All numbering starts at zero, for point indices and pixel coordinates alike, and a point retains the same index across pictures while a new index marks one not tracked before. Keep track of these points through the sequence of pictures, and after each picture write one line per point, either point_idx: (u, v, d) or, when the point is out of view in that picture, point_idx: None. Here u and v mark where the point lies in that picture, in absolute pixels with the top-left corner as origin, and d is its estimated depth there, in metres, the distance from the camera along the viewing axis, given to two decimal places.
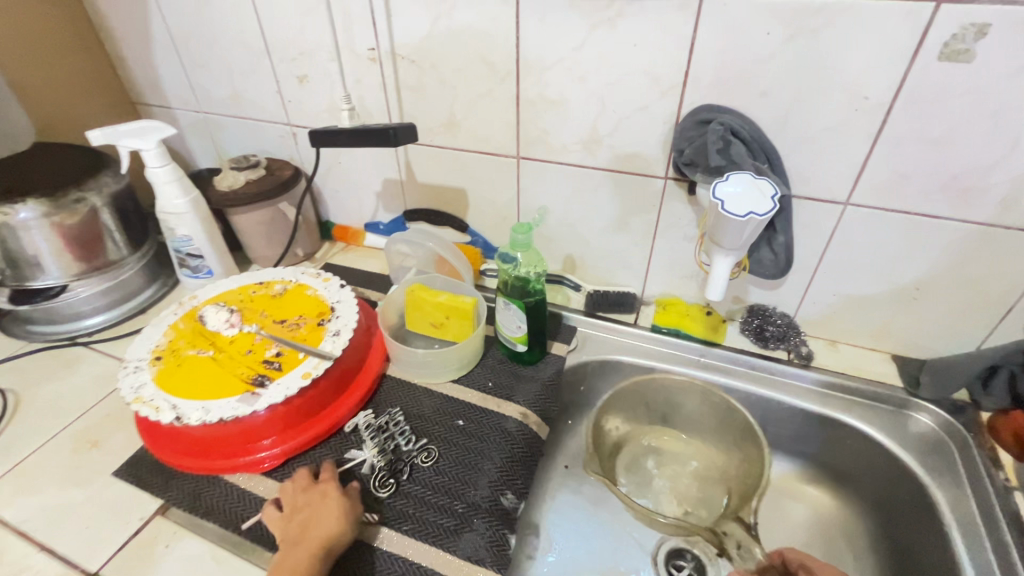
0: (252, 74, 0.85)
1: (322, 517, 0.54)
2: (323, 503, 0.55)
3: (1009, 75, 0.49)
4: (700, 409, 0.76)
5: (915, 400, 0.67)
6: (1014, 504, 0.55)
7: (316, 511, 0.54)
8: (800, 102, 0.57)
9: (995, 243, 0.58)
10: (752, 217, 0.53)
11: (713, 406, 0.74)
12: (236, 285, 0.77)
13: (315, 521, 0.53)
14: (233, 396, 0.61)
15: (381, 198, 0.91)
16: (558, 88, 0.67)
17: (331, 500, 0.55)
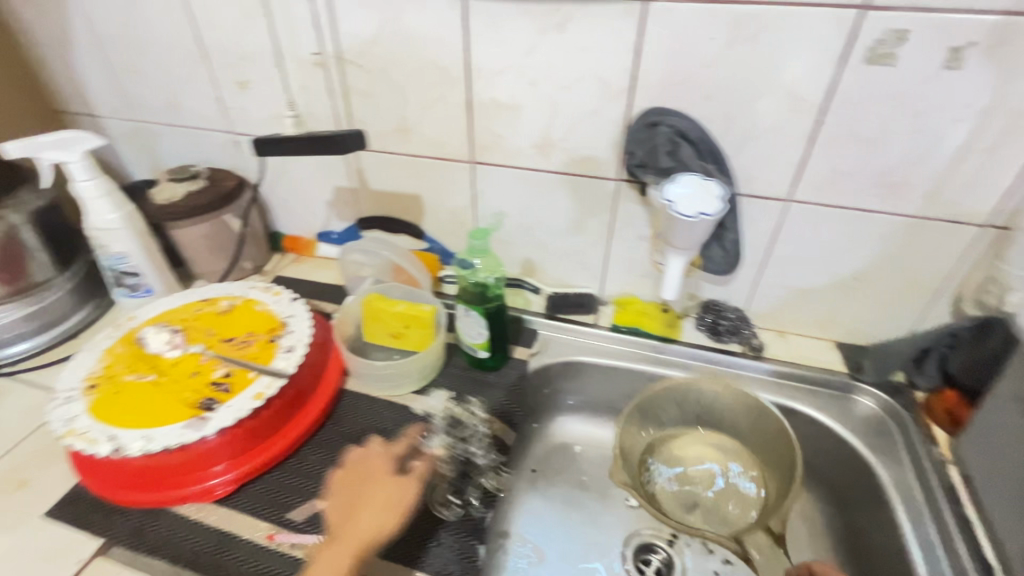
0: (188, 80, 0.80)
1: (371, 511, 0.54)
2: (376, 496, 0.55)
3: (929, 77, 0.53)
4: (734, 410, 0.68)
5: (857, 384, 0.70)
6: (949, 477, 0.59)
7: (366, 503, 0.55)
8: (743, 104, 0.59)
9: (923, 234, 0.62)
10: (702, 217, 0.57)
11: (749, 408, 0.67)
12: (178, 303, 0.73)
13: (364, 513, 0.54)
14: (178, 422, 0.57)
15: (332, 206, 0.89)
16: (509, 93, 0.67)
17: (384, 493, 0.55)
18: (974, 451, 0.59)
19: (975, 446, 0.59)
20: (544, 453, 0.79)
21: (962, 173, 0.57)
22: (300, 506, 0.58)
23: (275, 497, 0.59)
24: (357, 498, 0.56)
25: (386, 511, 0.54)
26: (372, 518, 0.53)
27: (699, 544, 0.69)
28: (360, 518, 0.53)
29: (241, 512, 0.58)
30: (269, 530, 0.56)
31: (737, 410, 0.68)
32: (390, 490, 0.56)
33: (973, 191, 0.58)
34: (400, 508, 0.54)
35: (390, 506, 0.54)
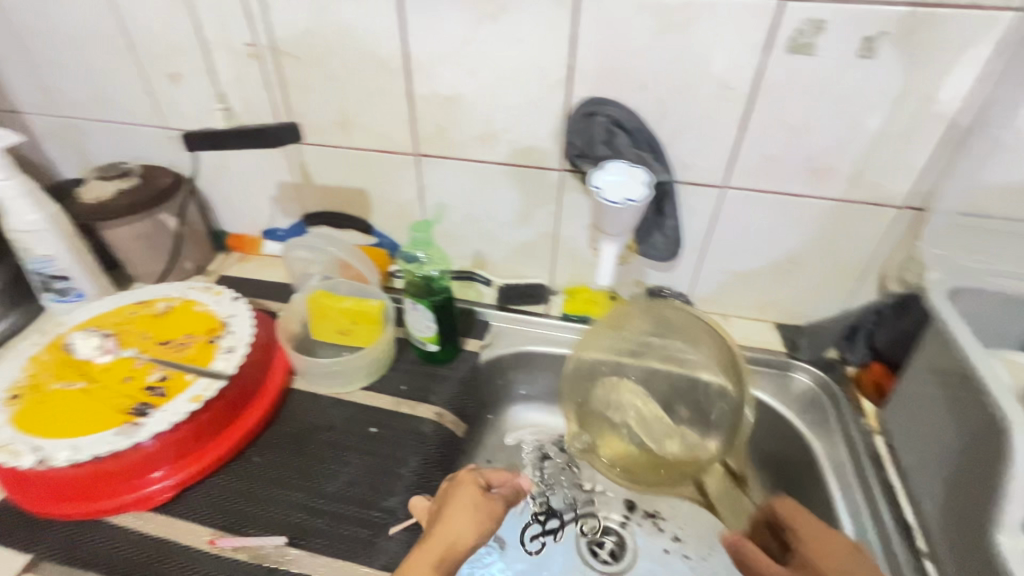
0: (114, 73, 0.77)
1: (464, 520, 0.49)
2: (471, 504, 0.50)
3: (846, 66, 0.55)
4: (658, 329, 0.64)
5: (796, 362, 0.72)
6: (875, 445, 0.63)
7: (456, 509, 0.50)
8: (676, 94, 0.61)
9: (848, 217, 0.65)
10: (627, 203, 0.58)
11: (667, 320, 0.63)
12: (111, 306, 0.70)
13: (452, 520, 0.49)
14: (109, 429, 0.55)
15: (276, 202, 0.86)
16: (449, 84, 0.66)
17: (476, 504, 0.50)
18: (897, 422, 0.62)
19: (897, 417, 0.62)
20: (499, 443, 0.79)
21: (880, 157, 0.60)
22: (242, 509, 0.57)
23: (217, 501, 0.57)
24: (452, 500, 0.51)
25: (476, 526, 0.49)
26: (462, 529, 0.48)
27: (649, 523, 0.71)
28: (448, 524, 0.48)
29: (180, 518, 0.56)
30: (210, 535, 0.54)
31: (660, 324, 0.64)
32: (484, 503, 0.51)
33: (891, 174, 0.61)
34: (487, 525, 0.50)
35: (480, 522, 0.49)
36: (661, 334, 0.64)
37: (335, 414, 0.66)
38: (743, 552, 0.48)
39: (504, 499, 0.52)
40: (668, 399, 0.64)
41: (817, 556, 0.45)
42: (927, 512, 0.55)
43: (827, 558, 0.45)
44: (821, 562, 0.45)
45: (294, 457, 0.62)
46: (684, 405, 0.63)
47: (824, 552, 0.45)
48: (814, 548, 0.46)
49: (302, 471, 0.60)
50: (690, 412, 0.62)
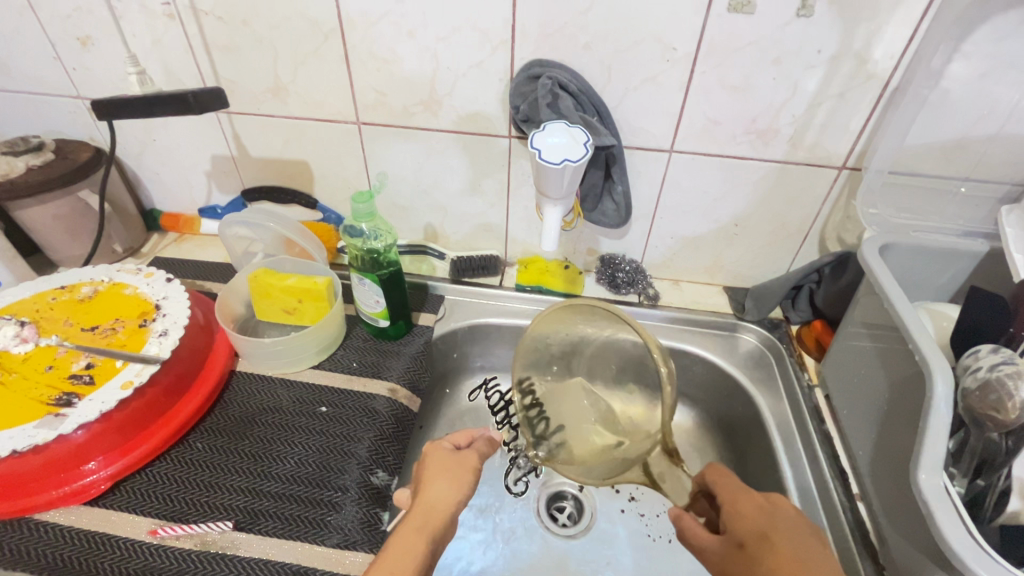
0: (14, 35, 0.69)
1: (440, 484, 0.48)
2: (443, 467, 0.50)
3: (785, 25, 0.55)
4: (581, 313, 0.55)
5: (742, 323, 0.76)
6: (815, 398, 0.66)
7: (431, 476, 0.49)
8: (621, 55, 0.60)
9: (790, 179, 0.67)
10: (566, 164, 0.54)
11: (586, 305, 0.53)
12: (29, 292, 0.64)
13: (428, 487, 0.48)
14: (31, 422, 0.51)
15: (211, 177, 0.81)
16: (388, 46, 0.63)
17: (448, 466, 0.50)
18: (833, 377, 0.64)
19: (832, 371, 0.65)
20: (457, 416, 0.79)
21: (818, 117, 0.61)
22: (184, 497, 0.54)
23: (156, 491, 0.55)
24: (426, 469, 0.50)
25: (453, 485, 0.49)
26: (441, 491, 0.48)
27: (609, 487, 0.72)
28: (426, 490, 0.48)
29: (117, 510, 0.53)
30: (152, 525, 0.52)
31: (584, 312, 0.54)
32: (455, 462, 0.51)
33: (829, 134, 0.62)
34: (466, 481, 0.49)
35: (457, 480, 0.49)
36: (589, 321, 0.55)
37: (282, 397, 0.64)
38: (682, 525, 0.49)
39: (477, 454, 0.53)
40: (618, 379, 0.54)
41: (733, 520, 0.47)
42: (858, 457, 0.58)
43: (740, 519, 0.46)
44: (736, 524, 0.46)
45: (239, 441, 0.60)
46: (632, 384, 0.53)
47: (739, 512, 0.47)
48: (728, 511, 0.47)
49: (250, 455, 0.58)
50: (641, 390, 0.52)
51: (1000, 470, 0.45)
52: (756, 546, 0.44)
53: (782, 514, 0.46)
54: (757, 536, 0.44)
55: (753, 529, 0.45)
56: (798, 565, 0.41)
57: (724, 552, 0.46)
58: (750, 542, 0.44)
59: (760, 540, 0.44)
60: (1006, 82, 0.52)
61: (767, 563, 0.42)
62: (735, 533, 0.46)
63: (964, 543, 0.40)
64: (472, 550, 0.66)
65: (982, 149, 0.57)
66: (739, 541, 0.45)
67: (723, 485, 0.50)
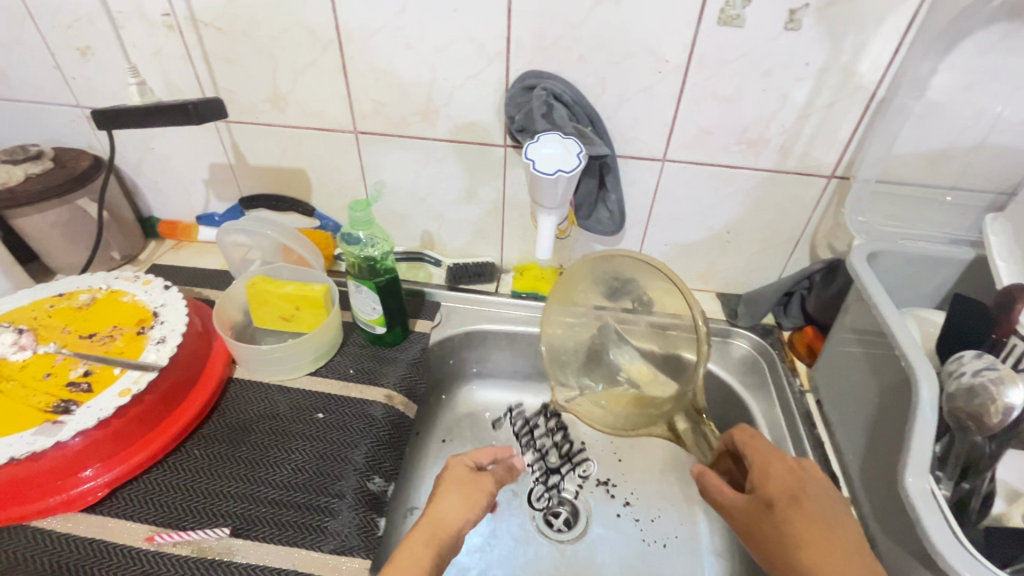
0: (15, 45, 0.70)
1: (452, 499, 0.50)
2: (459, 483, 0.52)
3: (774, 38, 0.56)
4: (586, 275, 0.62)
5: (735, 329, 0.76)
6: (807, 403, 0.67)
7: (447, 490, 0.51)
8: (614, 67, 0.61)
9: (781, 188, 0.68)
10: (560, 174, 0.56)
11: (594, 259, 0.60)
12: (27, 299, 0.65)
13: (441, 501, 0.50)
14: (28, 429, 0.52)
15: (210, 185, 0.82)
16: (386, 58, 0.64)
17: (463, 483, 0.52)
18: (824, 382, 0.65)
19: (823, 376, 0.66)
20: (454, 422, 0.80)
21: (807, 128, 0.62)
22: (181, 503, 0.54)
23: (153, 497, 0.55)
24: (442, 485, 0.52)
25: (464, 502, 0.50)
26: (452, 506, 0.49)
27: (603, 492, 0.72)
28: (438, 504, 0.49)
29: (114, 516, 0.53)
30: (149, 532, 0.52)
31: (586, 266, 0.62)
32: (473, 482, 0.52)
33: (818, 144, 0.63)
34: (477, 503, 0.50)
35: (470, 498, 0.50)
36: (609, 273, 0.61)
37: (279, 403, 0.65)
38: (708, 485, 0.50)
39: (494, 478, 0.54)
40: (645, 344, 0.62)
41: (762, 480, 0.48)
42: (849, 461, 0.59)
43: (771, 480, 0.47)
44: (765, 485, 0.47)
45: (235, 448, 0.60)
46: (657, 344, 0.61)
47: (769, 475, 0.48)
48: (759, 472, 0.48)
49: (246, 461, 0.59)
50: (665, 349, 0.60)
51: (985, 472, 0.46)
52: (787, 507, 0.45)
53: (813, 480, 0.47)
54: (788, 498, 0.45)
55: (785, 491, 0.46)
56: (825, 530, 0.43)
57: (748, 510, 0.47)
58: (781, 503, 0.45)
59: (792, 502, 0.45)
60: (989, 95, 0.54)
61: (794, 524, 0.43)
62: (764, 493, 0.47)
63: (950, 544, 0.41)
64: (468, 557, 0.66)
65: (967, 159, 0.58)
66: (767, 501, 0.46)
67: (755, 446, 0.50)
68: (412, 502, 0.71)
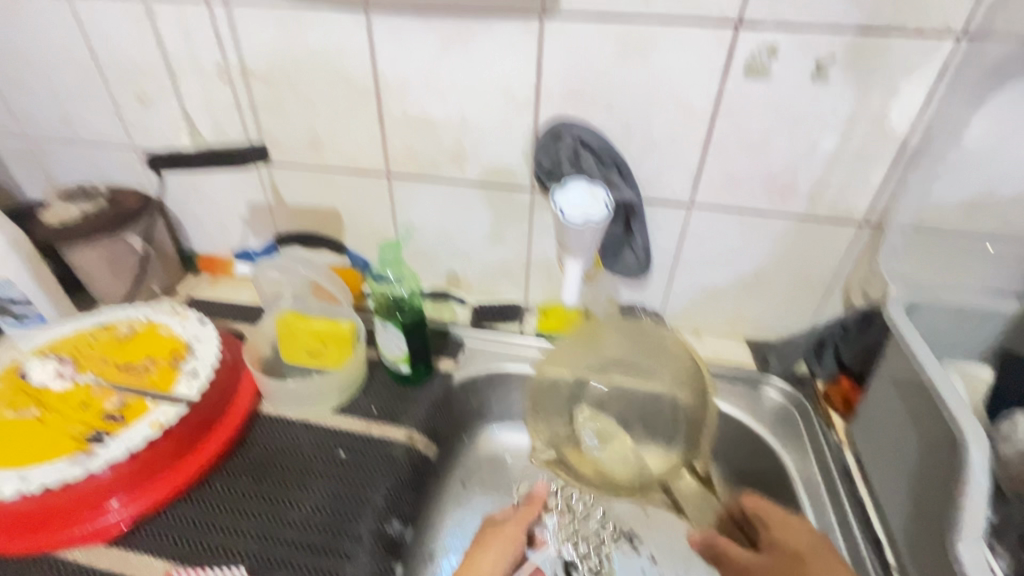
0: (83, 95, 0.76)
1: (487, 551, 0.61)
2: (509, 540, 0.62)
3: (800, 89, 0.57)
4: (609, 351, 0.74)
5: (767, 377, 0.74)
6: (844, 459, 0.64)
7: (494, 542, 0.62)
8: (641, 116, 0.62)
9: (810, 235, 0.67)
10: (588, 223, 0.57)
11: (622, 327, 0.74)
12: (72, 329, 0.68)
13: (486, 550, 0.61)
14: (61, 459, 0.53)
15: (248, 223, 0.85)
16: (419, 105, 0.67)
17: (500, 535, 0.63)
18: (862, 436, 0.63)
19: (862, 431, 0.63)
20: (474, 465, 0.78)
21: (837, 176, 0.62)
22: (201, 540, 0.55)
23: (174, 532, 0.55)
24: (481, 537, 0.63)
25: (500, 553, 0.61)
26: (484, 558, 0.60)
27: (628, 546, 0.70)
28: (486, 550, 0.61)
29: (135, 551, 0.54)
30: (166, 569, 0.53)
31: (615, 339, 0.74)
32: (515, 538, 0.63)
33: (849, 192, 0.63)
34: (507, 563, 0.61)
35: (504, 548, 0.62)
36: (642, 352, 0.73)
37: (302, 438, 0.65)
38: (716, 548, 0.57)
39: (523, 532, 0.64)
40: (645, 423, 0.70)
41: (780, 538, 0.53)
42: (893, 524, 0.56)
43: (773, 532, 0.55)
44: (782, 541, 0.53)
45: (258, 484, 0.60)
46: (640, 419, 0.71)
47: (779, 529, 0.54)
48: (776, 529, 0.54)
49: (268, 498, 0.59)
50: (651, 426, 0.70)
51: None
52: (814, 559, 0.51)
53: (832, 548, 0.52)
54: (795, 554, 0.51)
55: (791, 545, 0.52)
56: None
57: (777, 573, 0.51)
58: (808, 556, 0.51)
59: (795, 556, 0.51)
60: None
61: None
62: (788, 547, 0.52)
63: None
64: None
65: (1006, 209, 0.57)
66: (795, 556, 0.51)
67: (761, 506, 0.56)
68: (430, 548, 0.69)
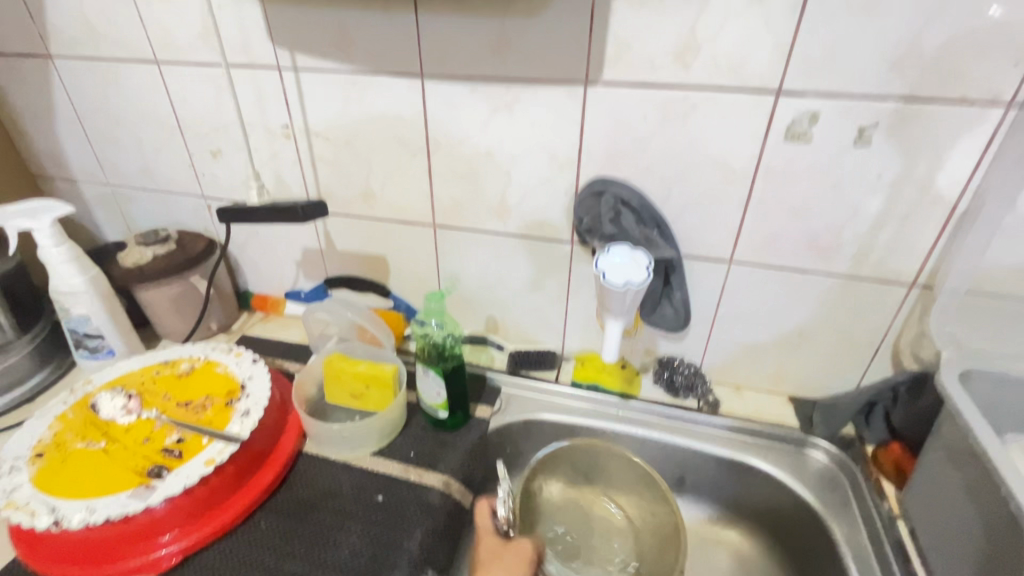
0: (163, 149, 0.84)
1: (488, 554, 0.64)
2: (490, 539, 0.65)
3: (842, 152, 0.58)
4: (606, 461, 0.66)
5: (811, 438, 0.72)
6: (898, 533, 0.60)
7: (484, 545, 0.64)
8: (680, 175, 0.64)
9: (855, 294, 0.66)
10: (628, 286, 0.59)
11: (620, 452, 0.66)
12: (139, 365, 0.73)
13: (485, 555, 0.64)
14: (124, 491, 0.57)
15: (300, 266, 0.91)
16: (466, 162, 0.71)
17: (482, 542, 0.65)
18: (917, 509, 0.59)
19: (915, 502, 0.60)
20: None
21: (883, 237, 0.61)
22: None
23: (221, 569, 0.57)
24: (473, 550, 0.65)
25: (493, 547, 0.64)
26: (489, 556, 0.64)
27: None
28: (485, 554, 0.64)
29: None
30: None
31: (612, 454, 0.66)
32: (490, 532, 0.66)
33: (896, 253, 0.62)
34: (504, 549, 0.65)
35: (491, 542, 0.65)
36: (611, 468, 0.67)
37: (342, 480, 0.67)
38: None
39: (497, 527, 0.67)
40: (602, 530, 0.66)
41: None
42: None
43: None
44: None
45: (299, 524, 0.62)
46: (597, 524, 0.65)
47: None
48: None
49: (308, 539, 0.60)
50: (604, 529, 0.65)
51: None
52: None
53: None
54: None
55: None
56: None
57: None
58: None
59: None
60: None
61: None
62: None
63: None
64: None
65: None
66: None
67: None
68: None
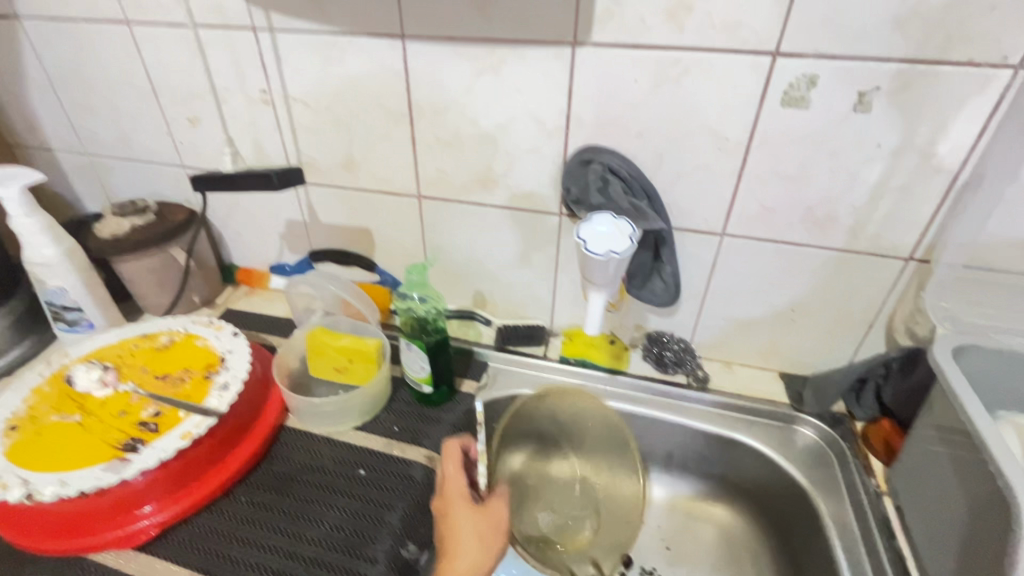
0: (139, 115, 0.81)
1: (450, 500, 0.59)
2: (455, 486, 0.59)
3: (841, 119, 0.55)
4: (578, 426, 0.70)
5: (800, 415, 0.71)
6: (884, 509, 0.60)
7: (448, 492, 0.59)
8: (672, 143, 0.61)
9: (850, 268, 0.64)
10: (611, 255, 0.57)
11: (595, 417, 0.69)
12: (117, 338, 0.71)
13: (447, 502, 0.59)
14: (98, 464, 0.56)
15: (284, 239, 0.88)
16: (450, 130, 0.68)
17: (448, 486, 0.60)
18: (904, 486, 0.59)
19: (902, 479, 0.59)
20: None
21: (881, 209, 0.59)
22: (223, 552, 0.56)
23: (199, 542, 0.57)
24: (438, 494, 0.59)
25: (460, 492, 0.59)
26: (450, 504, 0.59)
27: None
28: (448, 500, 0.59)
29: (162, 558, 0.56)
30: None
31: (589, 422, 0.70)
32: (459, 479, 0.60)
33: (894, 226, 0.60)
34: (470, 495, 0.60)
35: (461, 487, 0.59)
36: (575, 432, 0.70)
37: (324, 454, 0.66)
38: None
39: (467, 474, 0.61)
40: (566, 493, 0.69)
41: None
42: None
43: None
44: None
45: (280, 498, 0.61)
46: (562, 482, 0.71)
47: None
48: None
49: (288, 513, 0.60)
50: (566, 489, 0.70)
51: None
52: None
53: None
54: None
55: None
56: None
57: None
58: None
59: None
60: None
61: None
62: None
63: None
64: None
65: None
66: None
67: None
68: None
